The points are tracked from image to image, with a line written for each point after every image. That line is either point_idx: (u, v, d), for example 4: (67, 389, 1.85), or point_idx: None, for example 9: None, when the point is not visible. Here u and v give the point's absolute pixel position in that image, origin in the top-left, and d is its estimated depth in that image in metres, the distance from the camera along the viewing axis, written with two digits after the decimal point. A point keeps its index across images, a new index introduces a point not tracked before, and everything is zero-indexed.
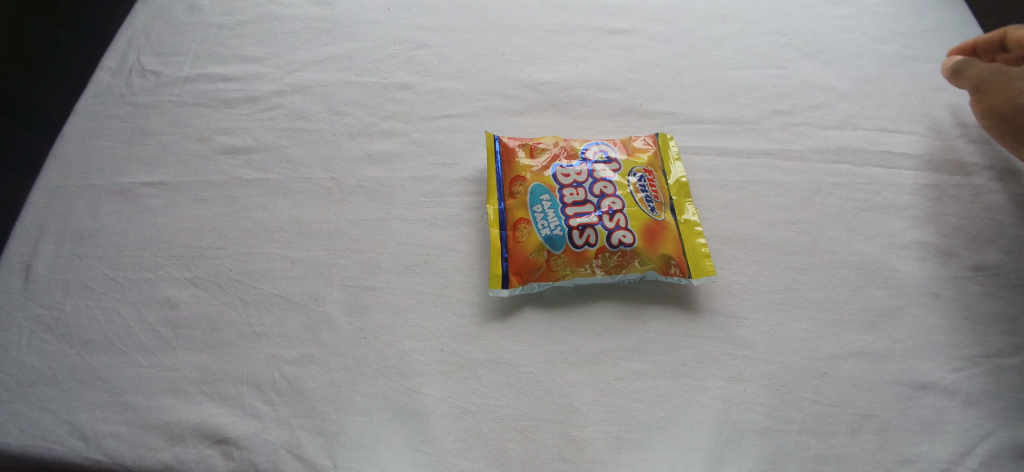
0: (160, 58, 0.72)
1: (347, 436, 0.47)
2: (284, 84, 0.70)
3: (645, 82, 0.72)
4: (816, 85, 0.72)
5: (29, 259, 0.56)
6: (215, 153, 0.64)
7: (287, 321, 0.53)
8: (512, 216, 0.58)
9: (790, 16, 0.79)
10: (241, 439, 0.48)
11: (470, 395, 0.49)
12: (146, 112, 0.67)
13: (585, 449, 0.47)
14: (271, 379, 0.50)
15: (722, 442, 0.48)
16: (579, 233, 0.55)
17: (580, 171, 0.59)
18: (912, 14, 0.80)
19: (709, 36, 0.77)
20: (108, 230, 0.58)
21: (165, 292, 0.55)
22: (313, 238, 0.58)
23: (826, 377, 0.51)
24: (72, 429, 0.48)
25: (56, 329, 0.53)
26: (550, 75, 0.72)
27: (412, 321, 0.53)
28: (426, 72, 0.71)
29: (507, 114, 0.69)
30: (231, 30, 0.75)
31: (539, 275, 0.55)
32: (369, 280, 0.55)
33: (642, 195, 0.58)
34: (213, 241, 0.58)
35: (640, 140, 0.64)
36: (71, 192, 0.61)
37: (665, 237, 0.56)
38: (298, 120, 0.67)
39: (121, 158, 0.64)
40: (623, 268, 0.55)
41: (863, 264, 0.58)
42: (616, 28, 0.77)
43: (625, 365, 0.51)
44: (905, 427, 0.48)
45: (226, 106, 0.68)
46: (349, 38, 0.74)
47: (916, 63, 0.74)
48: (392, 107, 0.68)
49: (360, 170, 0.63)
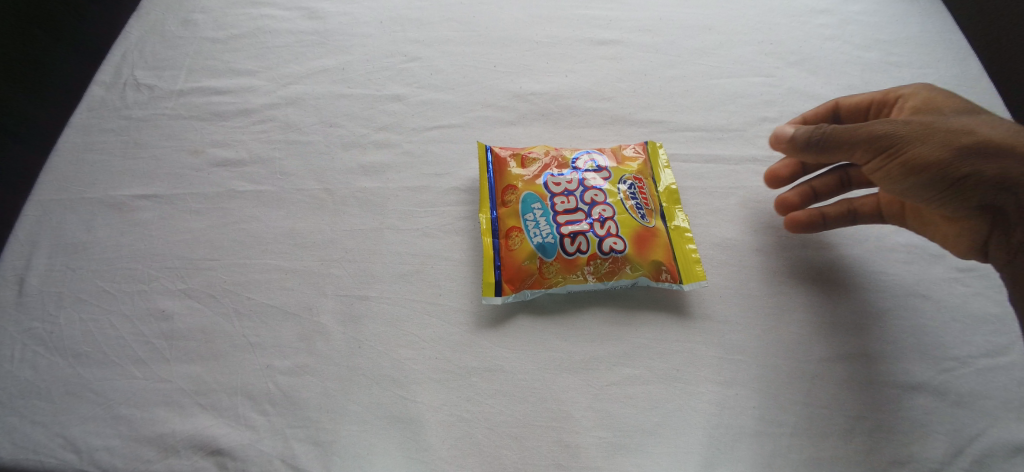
0: (154, 72, 0.72)
1: (342, 446, 0.48)
2: (277, 96, 0.71)
3: (634, 91, 0.73)
4: (801, 92, 0.74)
5: (23, 272, 0.56)
6: (208, 165, 0.65)
7: (281, 332, 0.53)
8: (504, 224, 0.58)
9: (774, 25, 0.81)
10: (236, 451, 0.48)
11: (464, 403, 0.50)
12: (140, 126, 0.68)
13: (579, 455, 0.47)
14: (266, 389, 0.50)
15: (716, 446, 0.48)
16: (570, 241, 0.56)
17: (570, 179, 0.60)
18: (892, 21, 0.82)
19: (696, 45, 0.78)
20: (101, 243, 0.59)
21: (159, 305, 0.55)
22: (308, 249, 0.58)
23: (816, 380, 0.51)
24: (65, 442, 0.48)
25: (50, 343, 0.53)
26: (540, 85, 0.73)
27: (406, 329, 0.53)
28: (418, 84, 0.72)
29: (498, 124, 0.70)
30: (225, 44, 0.76)
31: (532, 282, 0.55)
32: (363, 290, 0.56)
33: (632, 202, 0.59)
34: (206, 253, 0.58)
35: (629, 148, 0.65)
36: (65, 205, 0.61)
37: (654, 244, 0.57)
38: (291, 132, 0.67)
39: (115, 172, 0.64)
40: (615, 275, 0.56)
41: (851, 268, 0.59)
42: (604, 39, 0.78)
43: (618, 371, 0.51)
44: (895, 427, 0.49)
45: (220, 119, 0.69)
46: (342, 51, 0.75)
47: (899, 70, 0.76)
48: (383, 118, 0.69)
49: (353, 180, 0.64)
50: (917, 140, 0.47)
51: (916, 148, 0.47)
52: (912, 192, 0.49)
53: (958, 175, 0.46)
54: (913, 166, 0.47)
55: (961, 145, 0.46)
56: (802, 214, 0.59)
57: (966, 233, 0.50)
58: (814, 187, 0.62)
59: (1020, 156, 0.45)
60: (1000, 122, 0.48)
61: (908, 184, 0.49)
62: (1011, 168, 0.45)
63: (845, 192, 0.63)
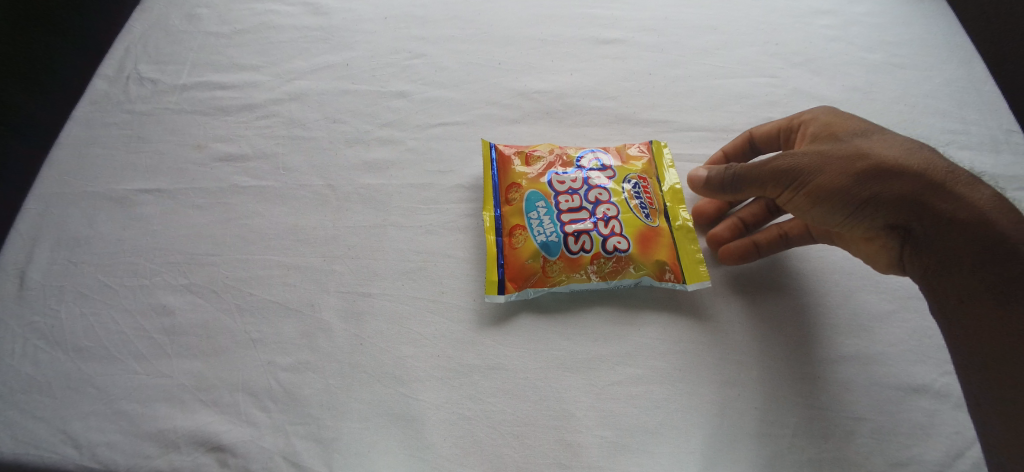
0: (157, 67, 0.72)
1: (343, 443, 0.47)
2: (281, 92, 0.70)
3: (638, 90, 0.73)
4: (806, 94, 0.74)
5: (24, 266, 0.56)
6: (210, 160, 0.65)
7: (283, 328, 0.53)
8: (508, 222, 0.58)
9: (779, 26, 0.81)
10: (236, 447, 0.48)
11: (466, 401, 0.49)
12: (143, 120, 0.67)
13: (581, 455, 0.47)
14: (268, 385, 0.50)
15: (718, 446, 0.48)
16: (574, 239, 0.56)
17: (575, 178, 0.60)
18: (897, 23, 0.81)
19: (700, 45, 0.78)
20: (103, 237, 0.58)
21: (161, 300, 0.55)
22: (310, 245, 0.58)
23: (818, 381, 0.51)
24: (65, 437, 0.48)
25: (51, 337, 0.52)
26: (544, 84, 0.73)
27: (408, 327, 0.53)
28: (422, 81, 0.72)
29: (501, 122, 0.70)
30: (229, 39, 0.75)
31: (535, 281, 0.55)
32: (366, 286, 0.55)
33: (636, 202, 0.59)
34: (208, 248, 0.58)
35: (634, 147, 0.65)
36: (67, 199, 0.61)
37: (658, 243, 0.57)
38: (295, 128, 0.67)
39: (117, 166, 0.64)
40: (619, 274, 0.55)
41: (854, 270, 0.58)
42: (609, 38, 0.78)
43: (621, 370, 0.51)
44: (897, 430, 0.49)
45: (223, 114, 0.68)
46: (345, 47, 0.75)
47: (904, 73, 0.75)
48: (387, 115, 0.69)
49: (356, 177, 0.64)
50: (815, 171, 0.50)
51: (817, 179, 0.50)
52: (825, 219, 0.52)
53: (858, 200, 0.48)
54: (815, 196, 0.50)
55: (857, 171, 0.48)
56: (737, 246, 0.58)
57: (885, 253, 0.52)
58: (742, 219, 0.61)
59: (902, 175, 0.47)
60: (899, 140, 0.50)
61: (819, 212, 0.51)
62: (903, 189, 0.47)
63: (773, 219, 0.62)
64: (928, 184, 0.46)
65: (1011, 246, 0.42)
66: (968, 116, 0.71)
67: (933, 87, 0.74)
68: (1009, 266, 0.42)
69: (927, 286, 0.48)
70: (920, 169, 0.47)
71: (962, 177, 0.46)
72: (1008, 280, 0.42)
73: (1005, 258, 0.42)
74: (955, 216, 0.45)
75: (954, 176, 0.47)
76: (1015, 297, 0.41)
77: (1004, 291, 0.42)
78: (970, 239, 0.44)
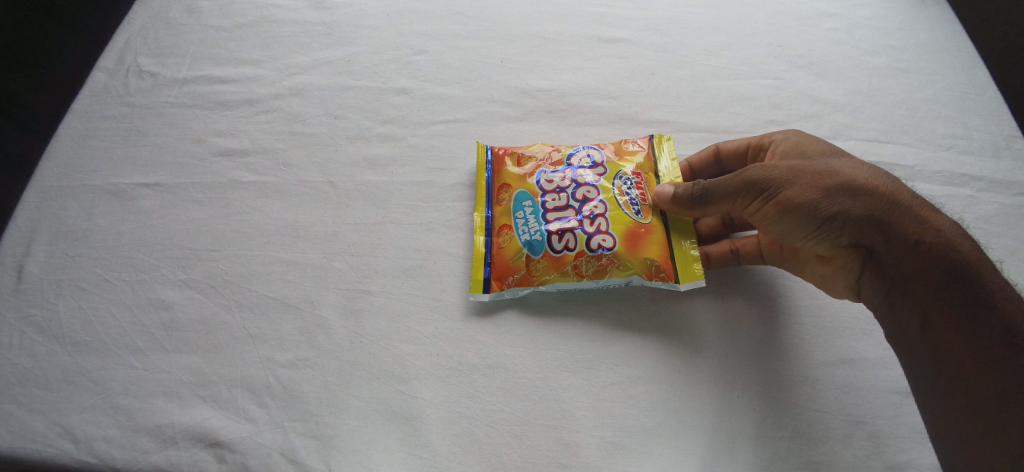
0: (157, 59, 0.71)
1: (341, 440, 0.47)
2: (283, 87, 0.70)
3: (641, 90, 0.73)
4: (809, 96, 0.73)
5: (23, 259, 0.56)
6: (210, 154, 0.64)
7: (283, 324, 0.53)
8: (496, 222, 0.58)
9: (784, 28, 0.80)
10: (234, 443, 0.48)
11: (465, 400, 0.49)
12: (143, 113, 0.67)
13: (579, 455, 0.47)
14: (266, 382, 0.50)
15: (716, 448, 0.48)
16: (558, 238, 0.55)
17: (564, 176, 0.59)
18: (902, 27, 0.81)
19: (705, 46, 0.78)
20: (102, 230, 0.58)
21: (160, 295, 0.55)
22: (311, 241, 0.58)
23: (817, 384, 0.51)
24: (61, 431, 0.48)
25: (48, 331, 0.52)
26: (547, 82, 0.73)
27: (408, 325, 0.53)
28: (425, 78, 0.72)
29: (504, 120, 0.69)
30: (230, 32, 0.75)
31: (519, 280, 0.55)
32: (366, 284, 0.55)
33: (626, 198, 0.57)
34: (208, 243, 0.58)
35: (632, 143, 0.64)
36: (65, 192, 0.60)
37: (648, 241, 0.55)
38: (296, 124, 0.67)
39: (116, 159, 0.63)
40: (605, 274, 0.55)
41: None
42: (612, 37, 0.78)
43: (620, 370, 0.51)
44: (894, 433, 0.49)
45: (225, 109, 0.68)
46: (347, 43, 0.75)
47: (908, 77, 0.75)
48: (389, 111, 0.69)
49: (357, 174, 0.63)
50: (786, 182, 0.48)
51: (787, 189, 0.48)
52: (790, 232, 0.50)
53: (825, 214, 0.47)
54: (783, 210, 0.48)
55: (827, 187, 0.47)
56: None
57: (845, 272, 0.51)
58: (700, 229, 0.62)
59: (870, 195, 0.46)
60: (868, 163, 0.50)
61: (785, 225, 0.50)
62: (871, 208, 0.46)
63: (733, 235, 0.62)
64: (895, 206, 0.46)
65: (973, 272, 0.42)
66: (970, 121, 0.71)
67: (936, 92, 0.74)
68: (973, 291, 0.41)
69: (889, 305, 0.47)
70: (889, 190, 0.46)
71: (927, 204, 0.46)
72: (973, 305, 0.41)
73: (969, 282, 0.42)
74: (921, 240, 0.44)
75: (919, 201, 0.46)
76: (980, 321, 0.41)
77: (970, 315, 0.41)
78: (932, 261, 0.43)
